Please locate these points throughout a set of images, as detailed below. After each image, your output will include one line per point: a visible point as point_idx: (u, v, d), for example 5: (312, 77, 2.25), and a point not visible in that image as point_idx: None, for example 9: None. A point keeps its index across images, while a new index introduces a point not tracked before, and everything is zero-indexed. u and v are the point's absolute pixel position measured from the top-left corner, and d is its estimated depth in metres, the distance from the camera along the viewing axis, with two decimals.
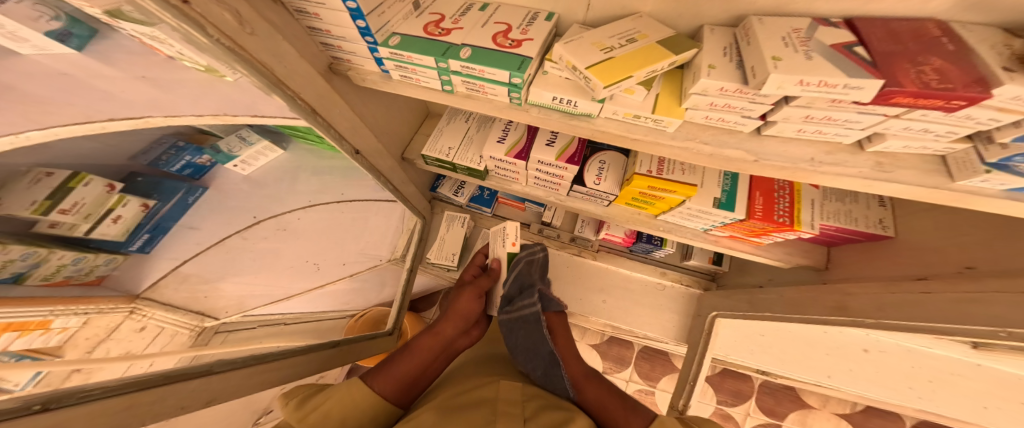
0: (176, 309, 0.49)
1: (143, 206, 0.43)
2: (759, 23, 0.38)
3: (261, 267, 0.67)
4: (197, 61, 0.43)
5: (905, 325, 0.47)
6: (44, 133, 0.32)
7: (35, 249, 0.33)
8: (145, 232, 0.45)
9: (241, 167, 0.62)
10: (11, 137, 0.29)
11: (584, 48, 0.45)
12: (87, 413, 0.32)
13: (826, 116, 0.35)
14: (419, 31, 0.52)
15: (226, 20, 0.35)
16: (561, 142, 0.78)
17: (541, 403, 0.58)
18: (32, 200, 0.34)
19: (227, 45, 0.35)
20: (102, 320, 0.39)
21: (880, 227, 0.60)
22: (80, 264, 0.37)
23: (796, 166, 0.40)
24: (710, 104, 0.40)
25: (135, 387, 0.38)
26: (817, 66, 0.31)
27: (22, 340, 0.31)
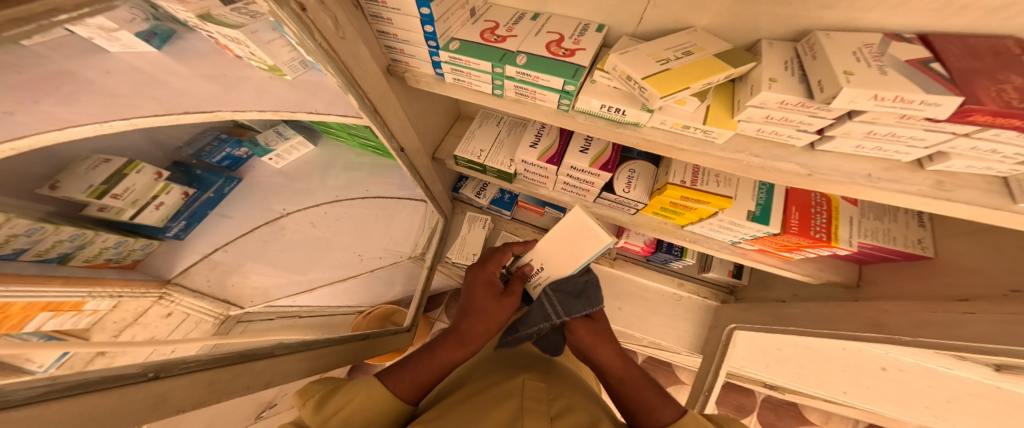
0: (203, 296, 0.54)
1: (183, 193, 0.60)
2: (826, 38, 0.39)
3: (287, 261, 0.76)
4: (264, 61, 0.48)
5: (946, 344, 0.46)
6: (126, 123, 0.35)
7: (83, 232, 0.42)
8: (182, 219, 0.61)
9: (276, 160, 0.86)
10: (96, 126, 0.31)
11: (640, 59, 0.46)
12: (185, 385, 0.36)
13: (891, 133, 0.35)
14: (476, 37, 0.56)
15: (328, 26, 0.40)
16: (594, 149, 0.79)
17: (570, 400, 0.55)
18: (90, 184, 0.44)
19: (325, 47, 0.40)
20: (131, 305, 0.44)
21: (919, 246, 0.59)
22: (119, 248, 0.46)
23: (851, 181, 0.39)
24: (766, 117, 0.41)
25: (220, 363, 0.42)
26: (893, 82, 0.31)
27: (54, 320, 0.34)
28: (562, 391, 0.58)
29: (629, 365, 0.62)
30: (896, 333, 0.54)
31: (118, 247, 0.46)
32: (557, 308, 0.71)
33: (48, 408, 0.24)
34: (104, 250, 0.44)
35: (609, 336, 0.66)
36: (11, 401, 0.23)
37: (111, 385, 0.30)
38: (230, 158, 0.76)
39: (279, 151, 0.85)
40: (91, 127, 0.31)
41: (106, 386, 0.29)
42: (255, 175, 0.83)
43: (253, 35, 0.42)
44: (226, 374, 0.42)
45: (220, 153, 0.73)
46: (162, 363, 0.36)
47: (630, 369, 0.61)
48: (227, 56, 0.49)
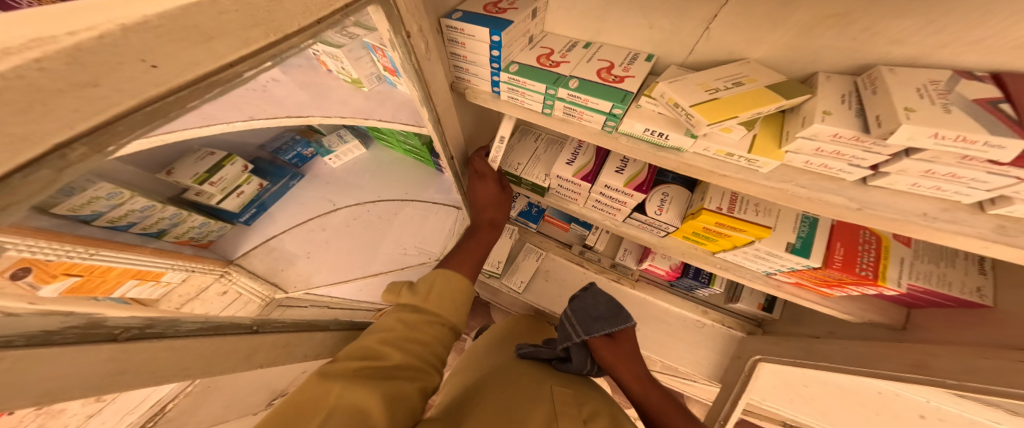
0: (254, 278, 0.80)
1: (258, 185, 0.87)
2: (889, 72, 0.39)
3: (332, 250, 0.95)
4: (349, 74, 0.64)
5: (991, 389, 0.45)
6: (238, 124, 0.47)
7: (154, 204, 0.63)
8: (252, 208, 0.89)
9: (334, 160, 1.06)
10: (225, 126, 0.45)
11: (689, 87, 0.49)
12: (272, 341, 0.44)
13: (950, 173, 0.35)
14: (533, 61, 0.62)
15: (420, 48, 0.49)
16: (630, 170, 0.82)
17: (594, 405, 0.57)
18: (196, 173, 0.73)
19: (415, 66, 0.49)
20: (197, 279, 0.70)
21: (977, 294, 0.56)
22: (175, 217, 0.69)
23: (905, 219, 0.39)
24: (816, 150, 0.42)
25: (295, 327, 0.51)
26: (956, 121, 0.31)
27: (138, 288, 0.54)
28: (589, 398, 0.60)
29: (649, 385, 0.77)
30: (940, 375, 0.52)
31: (173, 217, 0.68)
32: (577, 327, 0.82)
33: (186, 342, 0.31)
34: (162, 218, 0.66)
35: (629, 356, 0.81)
36: (177, 331, 0.31)
37: (225, 331, 0.37)
38: (299, 156, 1.01)
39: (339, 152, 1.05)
40: (221, 125, 0.44)
41: (223, 332, 0.37)
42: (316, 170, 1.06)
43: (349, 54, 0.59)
44: (297, 339, 0.49)
45: (292, 152, 0.99)
46: (263, 319, 0.45)
47: (653, 393, 0.75)
48: (322, 70, 0.68)
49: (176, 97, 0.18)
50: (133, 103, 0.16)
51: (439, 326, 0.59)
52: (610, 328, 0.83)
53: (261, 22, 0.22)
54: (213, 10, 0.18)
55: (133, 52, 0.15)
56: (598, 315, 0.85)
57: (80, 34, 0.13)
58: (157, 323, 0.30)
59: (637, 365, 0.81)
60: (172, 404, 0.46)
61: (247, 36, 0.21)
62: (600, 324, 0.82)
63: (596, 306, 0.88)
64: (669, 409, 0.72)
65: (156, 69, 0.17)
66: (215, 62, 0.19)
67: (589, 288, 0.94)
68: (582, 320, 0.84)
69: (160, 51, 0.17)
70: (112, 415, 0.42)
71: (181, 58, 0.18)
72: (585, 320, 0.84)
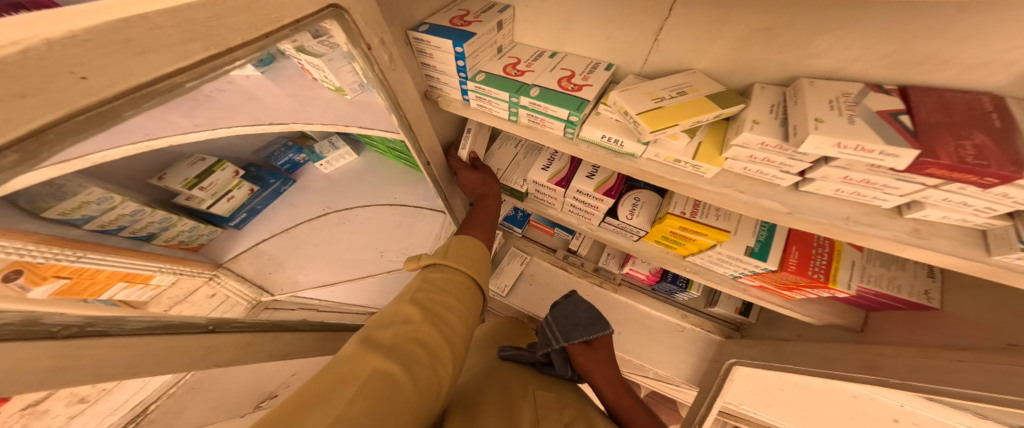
0: (240, 282, 0.87)
1: (249, 189, 0.93)
2: (809, 85, 0.42)
3: (321, 252, 1.05)
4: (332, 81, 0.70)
5: (931, 388, 0.46)
6: (214, 133, 0.56)
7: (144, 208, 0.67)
8: (243, 212, 0.97)
9: (325, 165, 1.17)
10: (207, 132, 0.55)
11: (638, 96, 0.52)
12: (232, 341, 0.43)
13: (865, 180, 0.37)
14: (500, 71, 0.65)
15: (384, 59, 0.51)
16: (600, 176, 0.84)
17: (576, 410, 0.62)
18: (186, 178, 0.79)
19: (380, 76, 0.51)
20: (187, 282, 0.76)
21: (925, 297, 0.58)
22: (164, 221, 0.73)
23: (831, 223, 0.41)
24: (750, 156, 0.44)
25: (259, 328, 0.50)
26: (858, 131, 0.34)
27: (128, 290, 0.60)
28: (569, 403, 0.65)
29: (623, 391, 0.77)
30: (886, 375, 0.53)
31: (162, 222, 0.73)
32: (557, 334, 0.83)
33: (129, 341, 0.30)
34: (150, 223, 0.71)
35: (606, 362, 0.82)
36: (123, 330, 0.30)
37: (179, 330, 0.36)
38: (291, 161, 1.11)
39: (330, 158, 1.16)
40: (201, 133, 0.53)
41: (176, 331, 0.36)
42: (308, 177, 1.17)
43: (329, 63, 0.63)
44: (261, 338, 0.49)
45: (284, 158, 1.08)
46: (221, 318, 0.44)
47: (624, 396, 0.76)
48: (308, 78, 0.75)
49: (109, 106, 0.20)
50: (65, 111, 0.17)
51: (463, 276, 0.62)
52: (588, 334, 0.84)
53: (200, 36, 0.24)
54: (144, 25, 0.20)
55: (61, 65, 0.16)
56: (578, 322, 0.86)
57: (6, 48, 0.14)
58: (100, 322, 0.29)
59: (612, 372, 0.81)
60: (156, 403, 0.50)
61: (184, 48, 0.23)
62: (581, 330, 0.83)
63: (576, 313, 0.89)
64: (637, 413, 0.72)
65: (85, 80, 0.18)
66: (149, 74, 0.21)
67: (572, 295, 0.96)
68: (561, 326, 0.85)
69: (93, 63, 0.18)
70: (92, 417, 0.43)
71: (116, 69, 0.19)
72: (565, 326, 0.85)
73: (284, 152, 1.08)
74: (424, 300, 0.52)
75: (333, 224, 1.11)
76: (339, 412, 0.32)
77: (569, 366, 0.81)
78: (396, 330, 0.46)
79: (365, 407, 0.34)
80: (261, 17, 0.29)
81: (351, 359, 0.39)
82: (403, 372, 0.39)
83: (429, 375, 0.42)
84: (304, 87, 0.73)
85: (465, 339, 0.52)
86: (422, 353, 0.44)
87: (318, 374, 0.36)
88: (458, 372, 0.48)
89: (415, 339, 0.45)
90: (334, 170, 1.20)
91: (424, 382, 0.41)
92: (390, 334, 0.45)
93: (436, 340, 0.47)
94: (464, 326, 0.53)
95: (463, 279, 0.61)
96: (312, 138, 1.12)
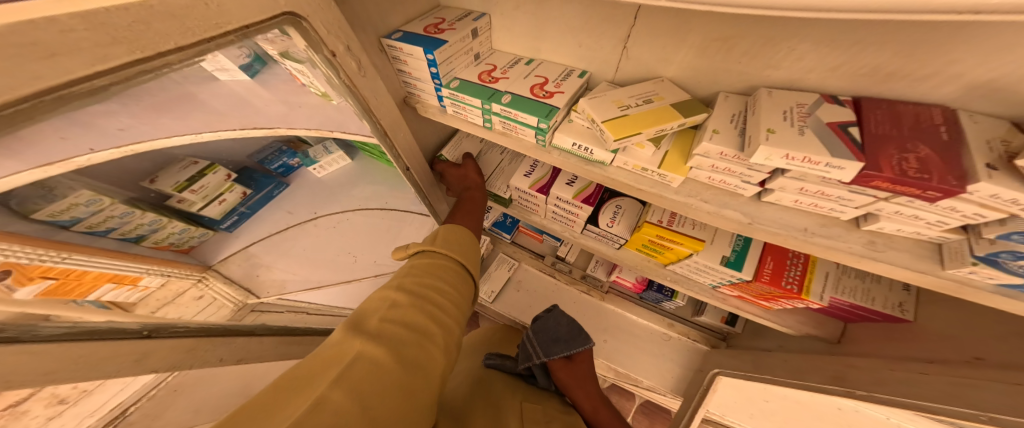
0: (229, 285, 0.82)
1: (241, 192, 0.92)
2: (768, 95, 0.42)
3: (309, 258, 1.10)
4: (317, 87, 0.72)
5: (899, 402, 0.46)
6: (198, 137, 0.54)
7: (131, 211, 0.62)
8: (235, 216, 0.94)
9: (318, 170, 1.20)
10: (195, 136, 0.54)
11: (605, 104, 0.52)
12: (173, 346, 0.45)
13: (820, 191, 0.37)
14: (474, 77, 0.65)
15: (352, 67, 0.51)
16: (580, 183, 0.84)
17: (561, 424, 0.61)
18: (177, 181, 0.75)
19: (348, 83, 0.52)
20: (176, 284, 0.71)
21: (898, 309, 0.58)
22: (154, 224, 0.67)
23: (789, 234, 0.41)
24: (712, 165, 0.44)
25: (206, 333, 0.52)
26: (807, 142, 0.33)
27: (112, 291, 0.54)
28: (556, 416, 0.65)
29: (601, 404, 0.78)
30: (856, 387, 0.52)
31: (151, 225, 0.67)
32: (537, 349, 0.84)
33: (51, 346, 0.32)
34: (139, 225, 0.65)
35: (585, 376, 0.83)
36: (37, 336, 0.31)
37: (110, 336, 0.38)
38: (284, 166, 1.11)
39: (323, 162, 1.18)
40: (187, 136, 0.52)
41: (106, 336, 0.38)
42: (300, 179, 1.17)
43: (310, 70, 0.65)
44: (206, 343, 0.50)
45: (279, 162, 1.08)
46: (158, 324, 0.45)
47: (602, 409, 0.77)
48: (295, 84, 0.77)
49: (14, 110, 0.20)
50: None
51: (453, 261, 0.60)
52: (569, 348, 0.85)
53: (121, 40, 0.24)
54: (53, 28, 0.20)
55: None
56: (557, 337, 0.87)
57: None
58: (10, 328, 0.29)
59: (592, 386, 0.81)
60: (135, 406, 0.42)
61: (105, 52, 0.23)
62: (561, 346, 0.84)
63: (557, 328, 0.90)
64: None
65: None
66: (61, 77, 0.21)
67: (554, 309, 0.97)
68: (542, 341, 0.86)
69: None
70: (71, 419, 0.36)
71: (21, 72, 0.19)
72: (546, 340, 0.86)
73: (278, 156, 1.07)
74: (412, 283, 0.50)
75: (324, 228, 1.16)
76: (318, 396, 0.31)
77: (551, 379, 0.83)
78: (382, 315, 0.44)
79: (347, 392, 0.32)
80: (197, 22, 0.29)
81: (332, 347, 0.38)
82: (388, 354, 0.38)
83: (417, 356, 0.40)
84: (288, 92, 0.75)
85: (458, 318, 0.51)
86: (409, 334, 0.42)
87: (299, 365, 0.35)
88: (450, 356, 0.46)
89: (401, 322, 0.43)
90: (327, 175, 1.23)
91: (411, 364, 0.39)
92: (374, 319, 0.43)
93: (424, 321, 0.45)
94: (455, 306, 0.51)
95: (451, 262, 0.59)
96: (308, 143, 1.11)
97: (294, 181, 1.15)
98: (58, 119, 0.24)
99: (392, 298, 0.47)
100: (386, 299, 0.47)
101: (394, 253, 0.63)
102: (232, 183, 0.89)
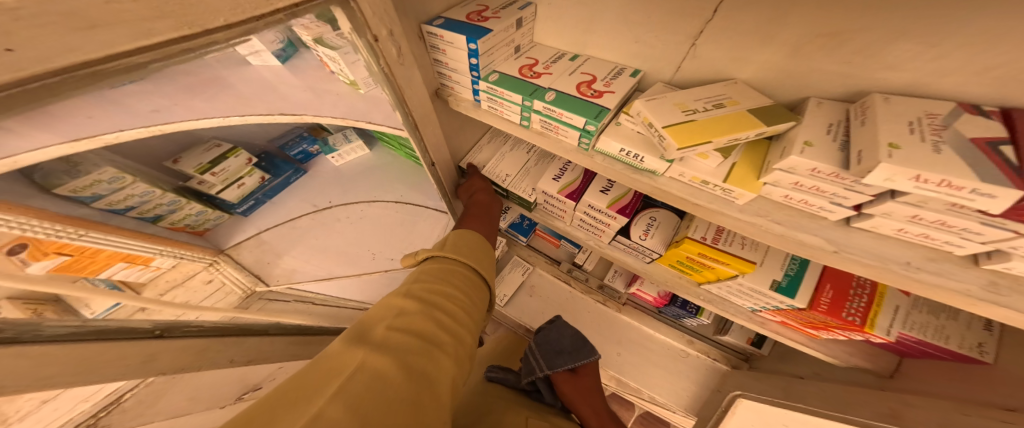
0: (239, 271, 0.86)
1: (259, 177, 0.91)
2: (881, 103, 0.37)
3: (318, 250, 1.04)
4: (347, 75, 0.68)
5: None
6: (226, 120, 0.51)
7: (153, 190, 0.64)
8: (251, 201, 0.95)
9: (337, 159, 1.16)
10: (223, 119, 0.51)
11: (666, 107, 0.47)
12: (182, 347, 0.42)
13: (940, 221, 0.32)
14: (515, 71, 0.61)
15: (392, 53, 0.47)
16: (615, 191, 0.79)
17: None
18: (200, 163, 0.76)
19: (387, 71, 0.48)
20: (186, 265, 0.75)
21: (976, 350, 0.52)
22: (173, 205, 0.71)
23: (886, 267, 0.36)
24: (795, 183, 0.39)
25: (218, 332, 0.49)
26: (944, 163, 0.28)
27: (126, 270, 0.58)
28: None
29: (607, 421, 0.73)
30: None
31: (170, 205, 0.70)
32: (540, 361, 0.81)
33: (56, 349, 0.29)
34: (158, 205, 0.68)
35: (590, 390, 0.79)
36: (40, 336, 0.28)
37: (120, 336, 0.36)
38: (304, 153, 1.08)
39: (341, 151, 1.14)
40: (216, 119, 0.50)
41: (116, 336, 0.35)
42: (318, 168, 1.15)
43: (344, 56, 0.62)
44: (217, 344, 0.47)
45: (299, 148, 1.07)
46: (171, 323, 0.42)
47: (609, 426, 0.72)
48: (323, 70, 0.74)
49: (44, 84, 0.16)
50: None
51: (464, 267, 0.57)
52: (573, 360, 0.81)
53: (169, 13, 0.20)
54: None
55: None
56: (560, 349, 0.84)
57: None
58: (12, 327, 0.26)
59: (598, 400, 0.77)
60: (131, 392, 0.37)
61: (149, 26, 0.20)
62: (562, 357, 0.80)
63: (559, 340, 0.86)
64: None
65: (9, 53, 0.14)
66: (103, 50, 0.18)
67: (555, 320, 0.93)
68: (545, 353, 0.83)
69: (23, 36, 0.14)
70: (64, 403, 0.32)
71: (56, 44, 0.16)
72: (548, 352, 0.84)
73: (298, 143, 1.04)
74: (422, 290, 0.48)
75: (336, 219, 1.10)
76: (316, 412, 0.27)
77: (554, 393, 0.79)
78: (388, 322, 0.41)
79: (348, 408, 0.28)
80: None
81: (335, 356, 0.34)
82: (393, 366, 0.34)
83: (425, 368, 0.36)
84: (315, 77, 0.71)
85: (469, 328, 0.47)
86: (416, 344, 0.38)
87: (297, 376, 0.31)
88: (460, 371, 0.42)
89: (409, 331, 0.40)
90: (345, 164, 1.18)
91: (420, 375, 0.35)
92: (380, 328, 0.40)
93: (433, 330, 0.41)
94: (467, 316, 0.48)
95: (462, 268, 0.56)
96: (328, 130, 1.10)
97: (311, 169, 1.13)
98: (85, 92, 0.21)
99: (400, 305, 0.44)
100: (393, 307, 0.44)
101: (404, 260, 0.61)
102: (253, 168, 0.87)
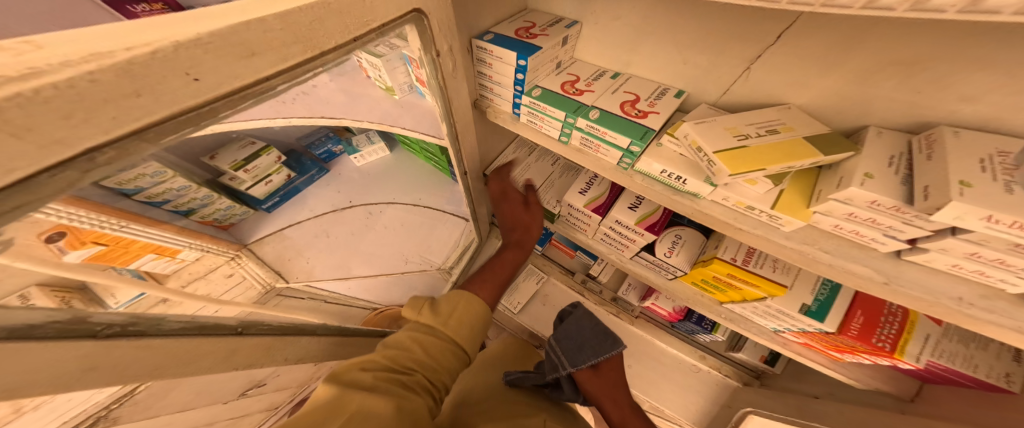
0: (258, 268, 0.81)
1: (286, 175, 0.94)
2: (952, 136, 0.38)
3: (337, 249, 1.04)
4: (384, 81, 0.71)
5: None
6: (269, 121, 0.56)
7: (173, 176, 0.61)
8: (275, 197, 0.99)
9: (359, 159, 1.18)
10: (268, 121, 0.55)
11: (716, 131, 0.48)
12: (254, 347, 0.40)
13: (1000, 260, 0.33)
14: (557, 87, 0.62)
15: (449, 67, 0.49)
16: (644, 208, 0.80)
17: None
18: (235, 159, 0.81)
19: (442, 83, 0.50)
20: (208, 259, 0.70)
21: (1003, 380, 0.51)
22: (205, 199, 0.74)
23: (938, 301, 0.36)
24: (848, 214, 0.40)
25: (281, 331, 0.47)
26: (1016, 203, 0.29)
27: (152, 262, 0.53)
28: None
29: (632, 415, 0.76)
30: None
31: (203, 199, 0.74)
32: (562, 358, 0.79)
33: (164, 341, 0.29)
34: (193, 199, 0.72)
35: (613, 385, 0.79)
36: (162, 330, 0.29)
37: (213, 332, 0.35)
38: (328, 152, 1.11)
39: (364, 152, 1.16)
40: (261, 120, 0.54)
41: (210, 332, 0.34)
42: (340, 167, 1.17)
43: (387, 63, 0.64)
44: (279, 342, 0.46)
45: (324, 148, 1.09)
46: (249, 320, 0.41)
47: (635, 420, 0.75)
48: (362, 75, 0.76)
49: (205, 110, 0.19)
50: (164, 114, 0.17)
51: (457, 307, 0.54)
52: (596, 352, 0.80)
53: (300, 41, 0.23)
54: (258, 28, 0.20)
55: (177, 67, 0.17)
56: (581, 344, 0.82)
57: (134, 49, 0.15)
58: (142, 321, 0.28)
59: (621, 394, 0.79)
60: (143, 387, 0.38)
61: (281, 51, 0.22)
62: (587, 353, 0.79)
63: (578, 332, 0.85)
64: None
65: (197, 81, 0.18)
66: (252, 76, 0.21)
67: (577, 308, 0.92)
68: (566, 348, 0.81)
69: (206, 66, 0.18)
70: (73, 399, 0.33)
71: (225, 70, 0.19)
72: (571, 347, 0.81)
73: (324, 143, 1.08)
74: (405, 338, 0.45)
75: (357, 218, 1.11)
76: None
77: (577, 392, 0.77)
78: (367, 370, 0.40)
79: None
80: (355, 20, 0.28)
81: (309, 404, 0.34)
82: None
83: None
84: (355, 84, 0.74)
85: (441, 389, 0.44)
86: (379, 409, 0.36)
87: None
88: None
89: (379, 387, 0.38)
90: (365, 164, 1.20)
91: None
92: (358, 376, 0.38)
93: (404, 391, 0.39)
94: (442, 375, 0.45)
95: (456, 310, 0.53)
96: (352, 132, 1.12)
97: (334, 169, 1.15)
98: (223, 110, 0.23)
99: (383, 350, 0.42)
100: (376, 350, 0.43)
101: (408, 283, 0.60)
102: (281, 165, 0.91)
